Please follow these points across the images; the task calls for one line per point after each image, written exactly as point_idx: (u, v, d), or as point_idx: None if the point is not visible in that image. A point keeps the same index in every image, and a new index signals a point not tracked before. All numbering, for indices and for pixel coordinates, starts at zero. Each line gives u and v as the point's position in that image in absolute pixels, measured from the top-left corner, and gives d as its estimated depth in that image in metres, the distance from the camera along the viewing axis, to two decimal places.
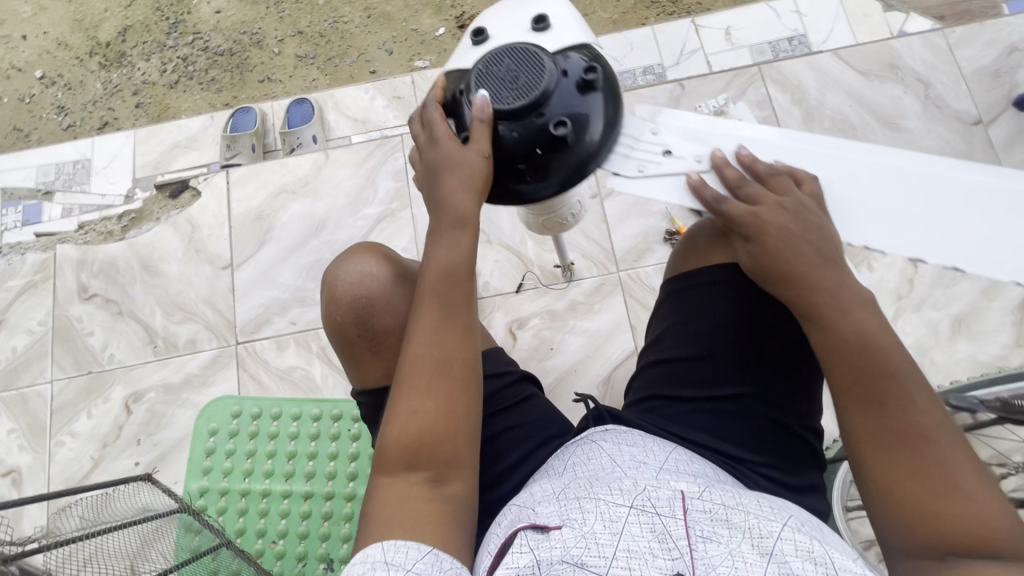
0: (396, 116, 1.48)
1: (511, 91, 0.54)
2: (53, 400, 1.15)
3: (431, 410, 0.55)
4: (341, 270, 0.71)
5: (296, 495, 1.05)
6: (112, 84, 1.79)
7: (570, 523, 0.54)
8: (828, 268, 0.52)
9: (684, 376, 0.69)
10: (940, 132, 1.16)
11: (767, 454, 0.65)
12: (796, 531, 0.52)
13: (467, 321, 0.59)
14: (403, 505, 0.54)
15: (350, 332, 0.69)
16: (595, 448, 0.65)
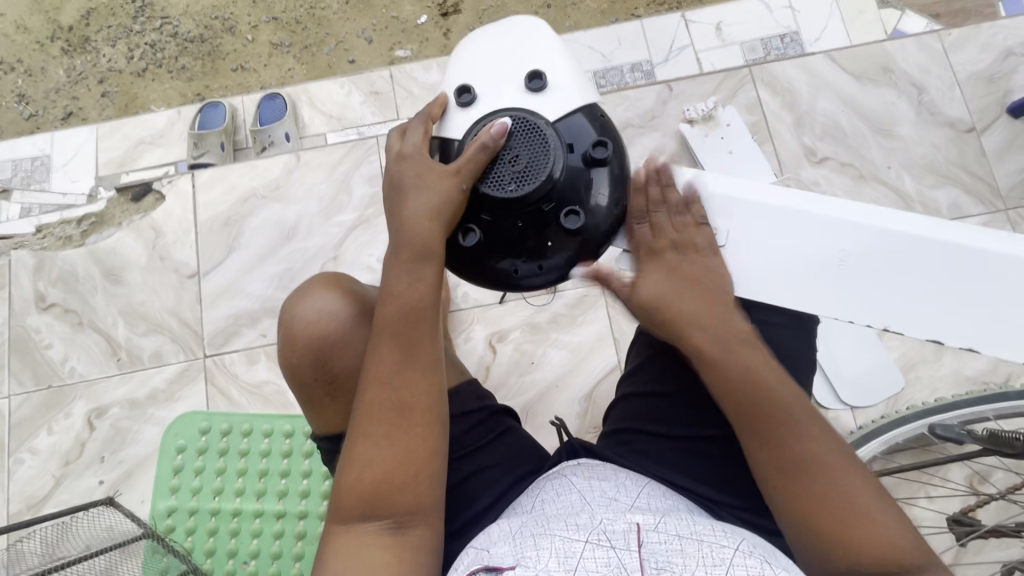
0: (374, 112, 1.42)
1: (518, 177, 0.55)
2: (12, 415, 1.10)
3: (387, 451, 0.54)
4: (299, 307, 0.67)
5: (267, 514, 1.02)
6: (76, 71, 1.70)
7: (524, 562, 0.51)
8: (709, 310, 0.60)
9: (662, 411, 0.66)
10: (933, 140, 1.13)
11: (746, 496, 0.62)
12: (749, 555, 0.51)
13: (428, 355, 0.56)
14: (360, 552, 0.52)
15: (307, 376, 0.66)
16: (565, 483, 0.62)
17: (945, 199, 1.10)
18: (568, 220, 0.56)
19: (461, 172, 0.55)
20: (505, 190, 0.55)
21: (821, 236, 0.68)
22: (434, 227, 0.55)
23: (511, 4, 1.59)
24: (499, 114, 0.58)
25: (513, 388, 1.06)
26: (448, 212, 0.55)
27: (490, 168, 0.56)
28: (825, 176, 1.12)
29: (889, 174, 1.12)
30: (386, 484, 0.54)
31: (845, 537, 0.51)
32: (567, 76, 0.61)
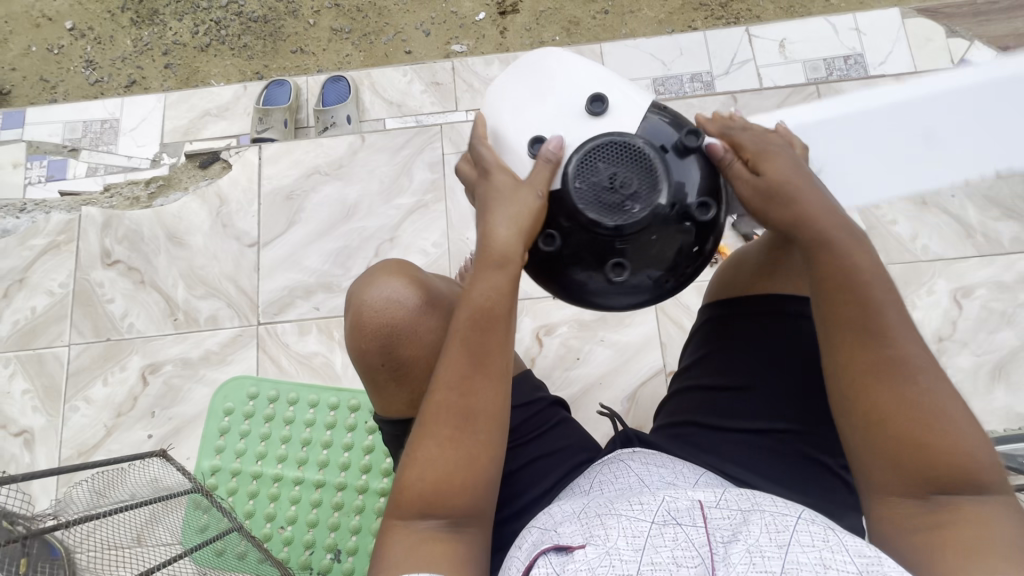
0: (433, 102, 1.45)
1: (636, 192, 0.54)
2: (70, 364, 1.14)
3: (446, 455, 0.54)
4: (368, 294, 0.69)
5: (307, 483, 1.04)
6: (142, 41, 1.76)
7: (594, 540, 0.51)
8: (831, 212, 0.53)
9: (722, 405, 0.66)
10: (999, 171, 1.12)
11: (804, 491, 0.62)
12: (811, 522, 0.50)
13: (493, 360, 0.56)
14: (415, 550, 0.53)
15: (373, 362, 0.68)
16: (622, 467, 0.63)
17: (1009, 232, 1.09)
18: (702, 214, 0.55)
19: (539, 191, 0.55)
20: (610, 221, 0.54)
21: None
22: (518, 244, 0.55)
23: (570, 7, 1.61)
24: (583, 149, 0.56)
25: (556, 382, 1.07)
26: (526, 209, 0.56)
27: (585, 205, 0.54)
28: (886, 198, 1.11)
29: (952, 203, 1.11)
30: (443, 485, 0.54)
31: (929, 455, 0.47)
32: (624, 93, 0.59)
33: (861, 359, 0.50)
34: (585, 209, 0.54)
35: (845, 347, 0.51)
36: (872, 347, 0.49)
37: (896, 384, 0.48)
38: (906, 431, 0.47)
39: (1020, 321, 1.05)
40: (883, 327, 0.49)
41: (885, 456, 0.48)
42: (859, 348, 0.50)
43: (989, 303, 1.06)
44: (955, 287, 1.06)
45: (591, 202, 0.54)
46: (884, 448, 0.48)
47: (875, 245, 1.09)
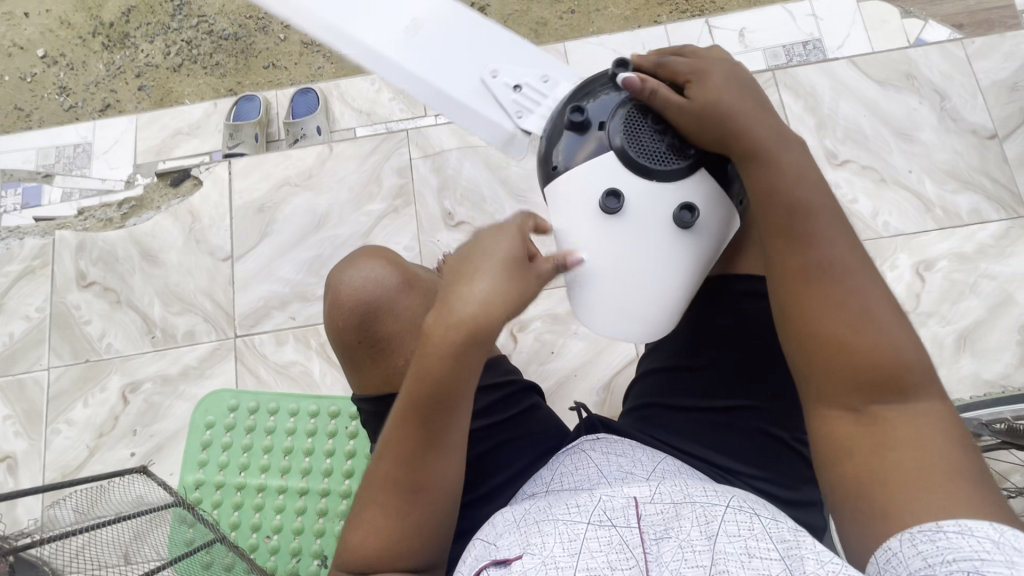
0: (402, 108, 1.46)
1: (656, 126, 0.56)
2: (50, 387, 1.14)
3: (391, 520, 0.56)
4: (342, 275, 0.69)
5: (290, 491, 1.05)
6: (114, 65, 1.77)
7: (531, 550, 0.53)
8: (763, 119, 0.53)
9: (683, 387, 0.68)
10: (954, 145, 1.14)
11: (761, 466, 0.64)
12: (738, 510, 0.53)
13: (443, 435, 0.56)
14: None
15: (350, 339, 0.67)
16: (583, 457, 0.65)
17: (967, 204, 1.11)
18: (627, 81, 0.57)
19: (539, 275, 0.54)
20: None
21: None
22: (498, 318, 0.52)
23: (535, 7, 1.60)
24: (666, 177, 0.55)
25: (532, 377, 1.08)
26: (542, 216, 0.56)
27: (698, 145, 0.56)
28: (846, 178, 1.14)
29: (909, 178, 1.13)
30: (388, 553, 0.56)
31: (863, 362, 0.47)
32: (579, 176, 0.56)
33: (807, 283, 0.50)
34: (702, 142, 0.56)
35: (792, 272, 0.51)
36: (804, 251, 0.50)
37: (834, 306, 0.48)
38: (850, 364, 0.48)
39: (982, 290, 1.07)
40: (822, 251, 0.49)
41: (820, 365, 0.49)
42: (792, 254, 0.50)
43: (951, 274, 1.08)
44: (917, 260, 1.08)
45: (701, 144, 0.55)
46: (835, 380, 0.48)
47: None
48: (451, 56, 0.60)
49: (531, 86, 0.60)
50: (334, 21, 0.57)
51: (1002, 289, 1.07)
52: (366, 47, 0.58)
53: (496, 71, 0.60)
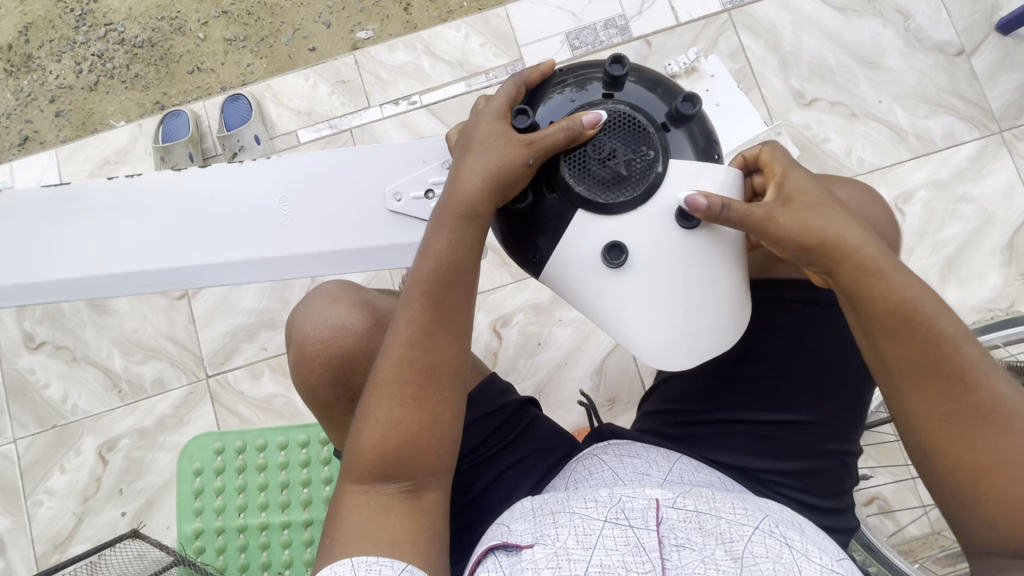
0: (344, 103, 1.36)
1: (594, 152, 0.52)
2: (21, 459, 1.08)
3: (404, 418, 0.50)
4: (304, 327, 0.62)
5: (294, 524, 1.00)
6: (24, 92, 1.54)
7: (543, 541, 0.50)
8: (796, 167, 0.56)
9: (745, 399, 0.63)
10: (922, 68, 1.10)
11: (808, 480, 0.63)
12: (768, 533, 0.50)
13: (445, 315, 0.52)
14: (377, 518, 0.48)
15: (327, 396, 0.62)
16: (596, 462, 0.62)
17: (940, 128, 1.07)
18: (519, 121, 0.53)
19: (530, 149, 0.51)
20: (652, 97, 0.53)
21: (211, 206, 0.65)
22: (494, 190, 0.52)
23: None
24: (642, 190, 0.51)
25: (522, 372, 1.05)
26: (509, 191, 0.53)
27: (655, 144, 0.52)
28: (816, 118, 1.09)
29: (880, 109, 1.09)
30: (409, 446, 0.49)
31: (913, 346, 0.51)
32: (570, 255, 0.53)
33: (879, 307, 0.52)
34: (660, 135, 0.52)
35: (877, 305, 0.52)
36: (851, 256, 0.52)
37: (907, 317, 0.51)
38: (938, 382, 0.50)
39: (963, 215, 1.05)
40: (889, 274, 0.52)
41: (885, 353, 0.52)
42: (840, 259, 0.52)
43: (930, 204, 1.05)
44: (896, 194, 1.06)
45: (650, 139, 0.52)
46: (925, 400, 0.51)
47: (813, 167, 1.07)
48: (342, 216, 0.64)
49: (440, 183, 0.63)
50: (214, 263, 0.64)
51: (982, 211, 1.05)
52: (258, 259, 0.64)
53: (396, 194, 0.64)
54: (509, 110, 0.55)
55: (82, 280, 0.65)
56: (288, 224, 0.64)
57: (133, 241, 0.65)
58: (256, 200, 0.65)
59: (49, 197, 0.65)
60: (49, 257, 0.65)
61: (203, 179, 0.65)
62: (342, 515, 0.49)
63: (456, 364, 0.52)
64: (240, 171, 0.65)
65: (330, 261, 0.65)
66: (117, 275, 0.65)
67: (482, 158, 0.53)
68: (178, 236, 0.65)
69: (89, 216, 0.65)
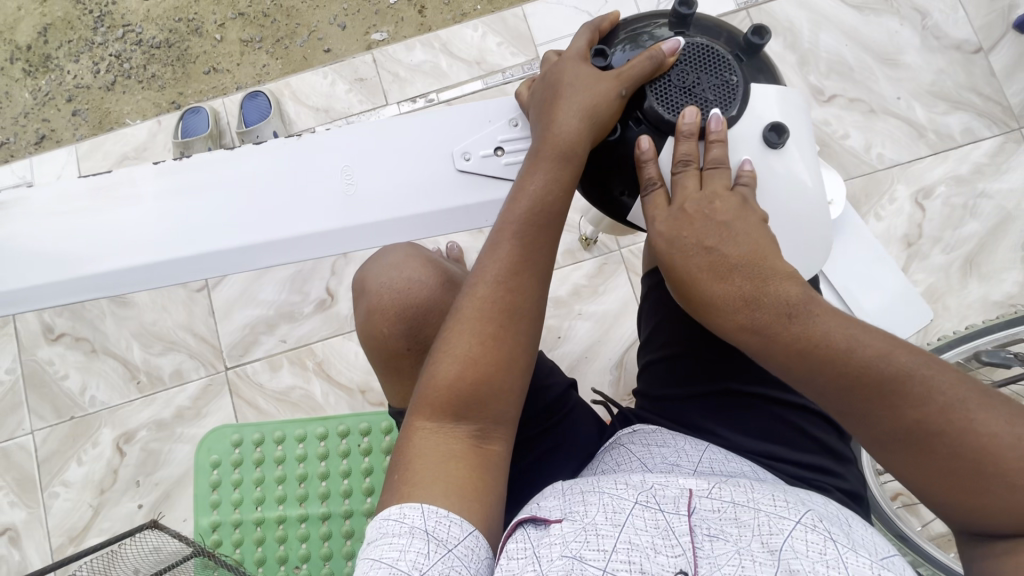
0: (361, 101, 1.37)
1: (677, 82, 0.51)
2: (38, 450, 1.08)
3: (480, 357, 0.48)
4: (376, 279, 0.61)
5: (312, 518, 0.99)
6: (41, 92, 1.56)
7: (572, 516, 0.49)
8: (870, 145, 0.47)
9: (719, 368, 0.62)
10: (940, 66, 1.10)
11: (804, 446, 0.59)
12: (811, 529, 0.47)
13: (526, 256, 0.50)
14: (446, 462, 0.46)
15: (398, 347, 0.59)
16: (623, 452, 0.60)
17: (958, 124, 1.08)
18: (598, 61, 0.52)
19: (617, 82, 0.50)
20: (721, 33, 0.53)
21: (264, 184, 0.63)
22: (585, 132, 0.51)
23: None
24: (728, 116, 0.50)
25: None
26: (598, 131, 0.51)
27: (737, 71, 0.51)
28: (835, 114, 1.09)
29: (899, 105, 1.09)
30: (485, 387, 0.47)
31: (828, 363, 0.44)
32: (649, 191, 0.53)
33: (778, 346, 0.46)
34: (738, 65, 0.51)
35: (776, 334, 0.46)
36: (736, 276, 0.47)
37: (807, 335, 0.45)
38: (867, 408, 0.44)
39: (982, 211, 1.05)
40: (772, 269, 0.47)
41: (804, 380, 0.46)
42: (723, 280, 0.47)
43: (950, 200, 1.06)
44: (915, 190, 1.06)
45: (728, 68, 0.51)
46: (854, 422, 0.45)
47: (831, 163, 1.08)
48: (412, 182, 0.62)
49: (510, 142, 0.62)
50: (270, 241, 0.62)
51: (1002, 207, 1.05)
52: (324, 231, 0.62)
53: (466, 152, 0.61)
54: (588, 51, 0.54)
55: (140, 268, 0.62)
56: (354, 195, 0.62)
57: (192, 224, 0.63)
58: (317, 176, 0.62)
59: (101, 181, 0.64)
60: (88, 248, 0.63)
61: (258, 155, 0.63)
62: (408, 454, 0.47)
63: (536, 310, 0.50)
64: (301, 147, 0.63)
65: (402, 228, 0.62)
66: (178, 260, 0.62)
67: (570, 99, 0.51)
68: (240, 216, 0.62)
69: (144, 200, 0.63)
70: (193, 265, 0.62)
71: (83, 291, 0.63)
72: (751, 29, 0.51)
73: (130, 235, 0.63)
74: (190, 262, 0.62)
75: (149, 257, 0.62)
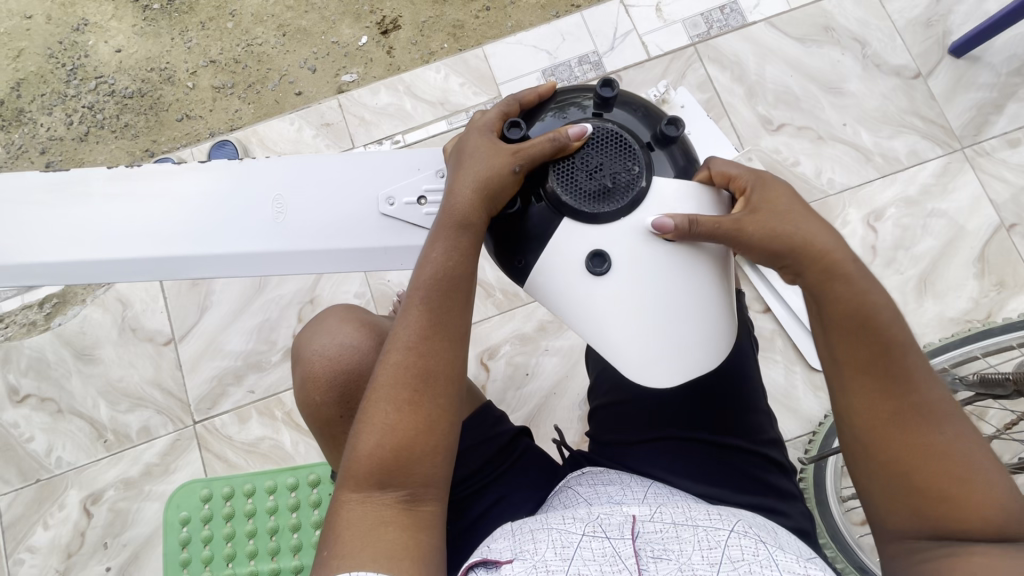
0: (328, 144, 1.40)
1: (582, 164, 0.53)
2: (3, 516, 1.06)
3: (398, 427, 0.48)
4: (313, 343, 0.62)
5: (284, 572, 0.97)
6: (15, 146, 1.56)
7: (522, 555, 0.49)
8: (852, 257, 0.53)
9: (663, 412, 0.63)
10: (883, 91, 1.14)
11: (749, 488, 0.60)
12: (743, 534, 0.49)
13: (441, 322, 0.51)
14: (374, 531, 0.46)
15: (331, 414, 0.61)
16: (571, 494, 0.59)
17: (904, 147, 1.11)
18: (512, 133, 0.55)
19: (517, 158, 0.52)
20: (641, 118, 0.55)
21: (200, 199, 0.64)
22: (485, 203, 0.53)
23: (450, 12, 1.46)
24: (625, 201, 0.52)
25: (511, 404, 1.05)
26: (494, 202, 0.53)
27: (639, 160, 0.53)
28: (784, 142, 1.13)
29: (845, 131, 1.13)
30: (404, 454, 0.48)
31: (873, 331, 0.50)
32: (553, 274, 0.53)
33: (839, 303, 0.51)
34: (645, 155, 0.53)
35: (833, 323, 0.52)
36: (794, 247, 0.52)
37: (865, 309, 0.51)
38: (883, 410, 0.50)
39: (934, 229, 1.08)
40: (851, 278, 0.51)
41: (847, 338, 0.51)
42: (777, 241, 0.52)
43: (901, 220, 1.08)
44: (866, 212, 1.09)
45: (636, 157, 0.53)
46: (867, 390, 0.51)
47: None
48: (339, 218, 0.64)
49: (434, 192, 0.63)
50: (196, 259, 0.63)
51: (953, 225, 1.08)
52: (250, 254, 0.63)
53: (391, 198, 0.64)
54: (501, 124, 0.56)
55: (70, 262, 0.64)
56: (282, 223, 0.64)
57: (125, 236, 0.64)
58: (248, 202, 0.64)
59: (41, 182, 0.65)
60: (25, 236, 0.64)
61: (201, 174, 0.65)
62: (339, 525, 0.47)
63: (455, 370, 0.51)
64: (240, 170, 0.65)
65: (330, 261, 0.64)
66: (106, 260, 0.64)
67: (472, 169, 0.53)
68: (171, 228, 0.64)
69: (80, 206, 0.64)
70: (118, 267, 0.64)
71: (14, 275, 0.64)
72: (667, 122, 0.53)
73: (67, 228, 0.64)
74: (116, 265, 0.64)
75: (78, 253, 0.64)
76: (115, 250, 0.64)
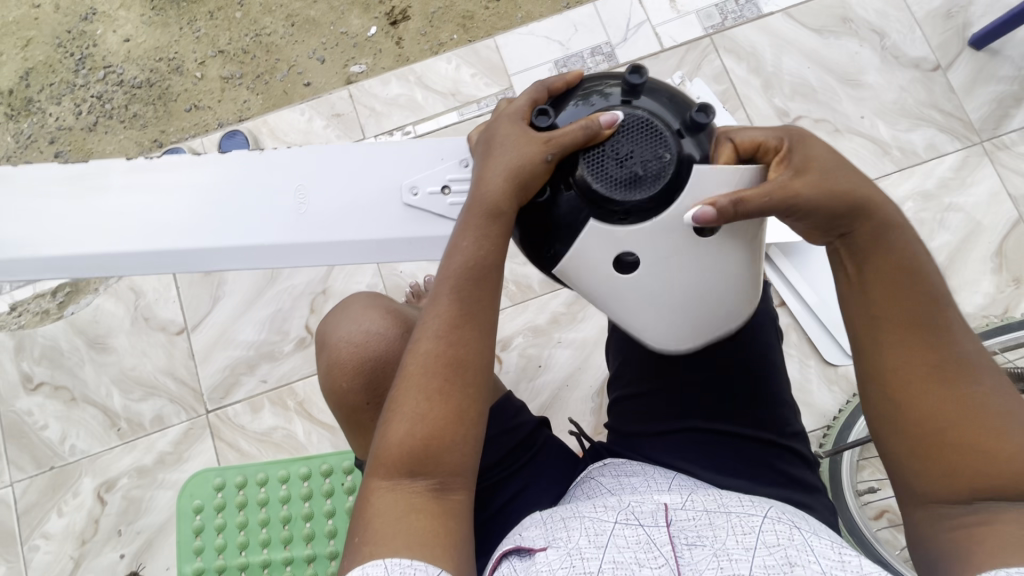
0: (338, 135, 1.39)
1: (612, 151, 0.52)
2: (18, 503, 1.06)
3: (428, 414, 0.48)
4: (338, 330, 0.62)
5: (297, 560, 0.97)
6: (24, 135, 1.56)
7: (556, 543, 0.48)
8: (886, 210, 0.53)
9: (686, 403, 0.63)
10: (901, 84, 1.13)
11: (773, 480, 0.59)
12: (777, 520, 0.49)
13: (469, 310, 0.51)
14: (403, 517, 0.46)
15: (356, 401, 0.60)
16: (594, 485, 0.60)
17: (922, 140, 1.10)
18: (540, 120, 0.54)
19: (547, 145, 0.51)
20: (671, 104, 0.54)
21: (224, 189, 0.64)
22: (517, 189, 0.52)
23: (460, 2, 1.44)
24: (656, 188, 0.51)
25: (524, 395, 1.04)
26: (524, 189, 0.52)
27: (671, 148, 0.51)
28: None
29: (862, 124, 1.12)
30: (433, 442, 0.48)
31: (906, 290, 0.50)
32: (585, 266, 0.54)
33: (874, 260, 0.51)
34: (676, 143, 0.52)
35: (863, 283, 0.51)
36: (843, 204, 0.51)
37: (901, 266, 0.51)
38: (915, 372, 0.50)
39: (952, 224, 1.07)
40: (883, 237, 0.51)
41: (879, 296, 0.51)
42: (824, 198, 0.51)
43: (918, 214, 1.07)
44: None
45: (666, 144, 0.52)
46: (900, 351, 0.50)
47: None
48: (362, 207, 0.64)
49: (458, 182, 0.63)
50: (219, 247, 0.63)
51: (970, 219, 1.07)
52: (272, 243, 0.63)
53: (415, 188, 0.63)
54: (530, 111, 0.55)
55: (97, 255, 0.64)
56: (304, 212, 0.63)
57: (148, 221, 0.64)
58: (271, 190, 0.64)
59: (69, 169, 0.65)
60: (53, 231, 0.64)
61: (224, 164, 0.65)
62: (369, 513, 0.47)
63: (483, 358, 0.51)
64: (263, 159, 0.65)
65: (351, 252, 0.64)
66: (131, 251, 0.64)
67: (503, 158, 0.53)
68: (194, 217, 0.64)
69: (104, 194, 0.65)
70: (143, 260, 0.64)
71: (44, 269, 0.65)
72: (697, 108, 0.52)
73: (92, 221, 0.64)
74: (141, 257, 0.64)
75: (105, 245, 0.64)
76: (140, 241, 0.64)
